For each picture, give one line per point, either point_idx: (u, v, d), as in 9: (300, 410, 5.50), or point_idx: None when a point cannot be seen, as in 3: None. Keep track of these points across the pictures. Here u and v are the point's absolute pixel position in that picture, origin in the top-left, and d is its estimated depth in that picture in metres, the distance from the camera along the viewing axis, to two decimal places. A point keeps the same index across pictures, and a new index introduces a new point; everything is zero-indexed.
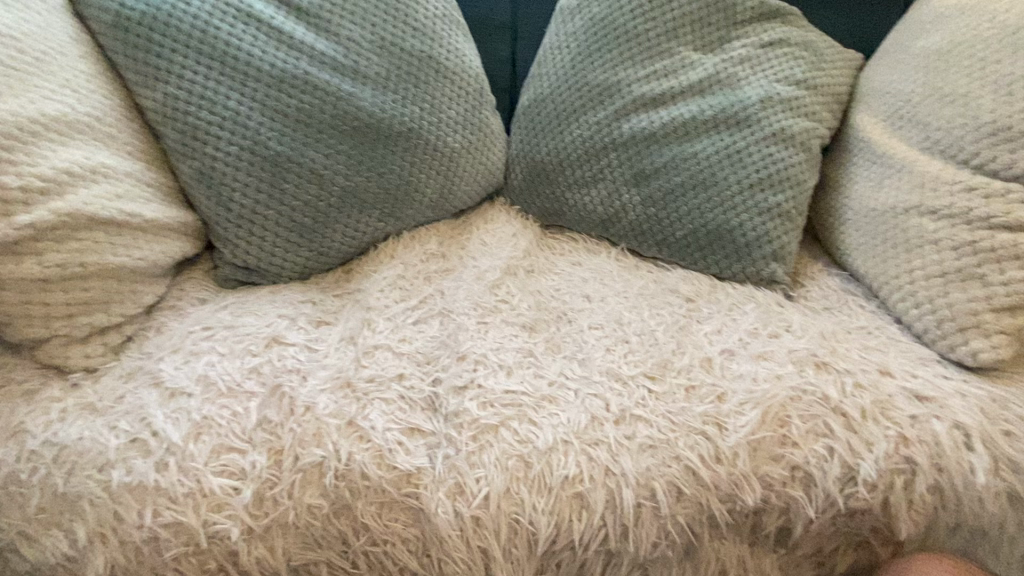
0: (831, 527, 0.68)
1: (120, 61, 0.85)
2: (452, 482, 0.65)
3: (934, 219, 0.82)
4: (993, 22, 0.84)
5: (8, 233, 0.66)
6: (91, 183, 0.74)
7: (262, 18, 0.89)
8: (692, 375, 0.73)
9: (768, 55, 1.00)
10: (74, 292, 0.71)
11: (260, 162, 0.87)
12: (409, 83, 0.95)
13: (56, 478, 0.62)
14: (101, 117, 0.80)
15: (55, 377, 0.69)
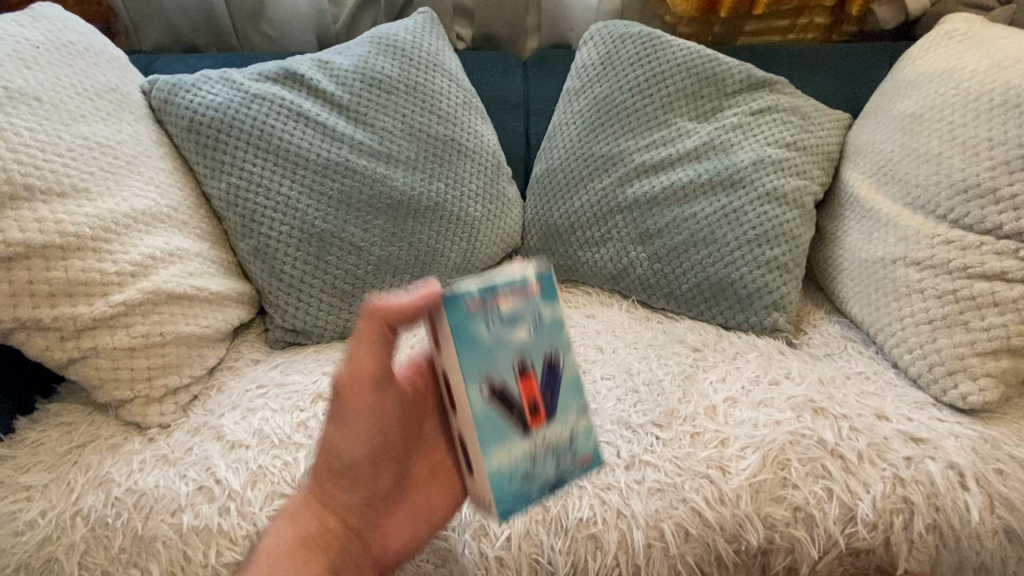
0: (838, 566, 0.73)
1: (193, 158, 1.01)
2: (477, 524, 0.71)
3: (918, 269, 0.88)
4: (958, 89, 0.93)
5: (106, 310, 0.79)
6: (169, 264, 0.88)
7: (309, 116, 1.04)
8: (697, 422, 0.79)
9: (759, 121, 1.09)
10: (154, 357, 0.83)
11: (307, 238, 1.00)
12: (435, 163, 1.08)
13: (136, 521, 0.71)
14: (177, 208, 0.95)
15: (134, 432, 0.80)
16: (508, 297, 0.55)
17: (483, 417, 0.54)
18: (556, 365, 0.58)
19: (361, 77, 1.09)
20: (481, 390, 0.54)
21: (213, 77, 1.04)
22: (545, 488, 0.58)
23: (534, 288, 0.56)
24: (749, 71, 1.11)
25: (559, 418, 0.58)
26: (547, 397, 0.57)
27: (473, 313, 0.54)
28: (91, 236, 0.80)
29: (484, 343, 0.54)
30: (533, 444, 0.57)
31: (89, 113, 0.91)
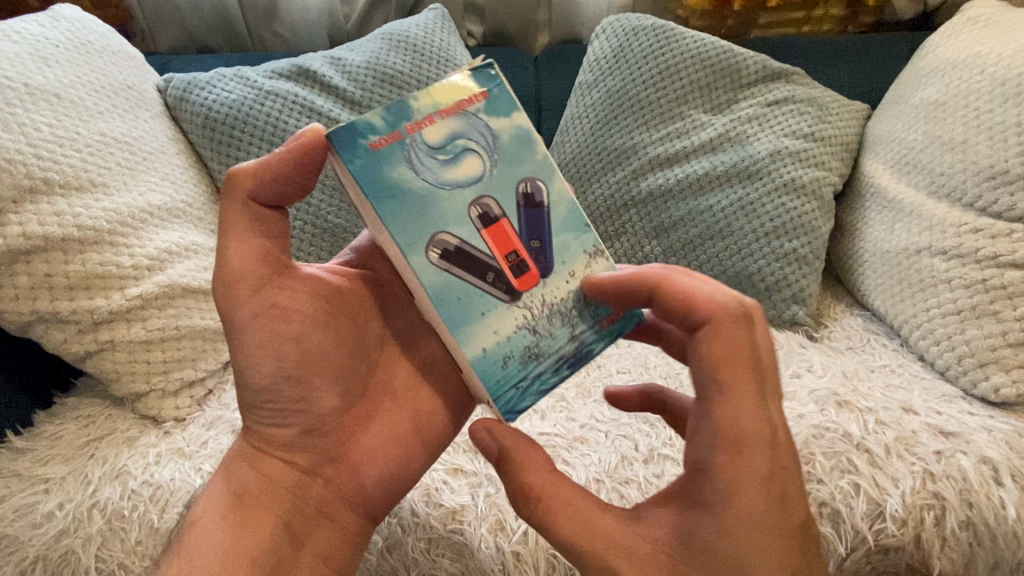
0: (866, 564, 0.70)
1: (208, 154, 1.02)
2: (494, 518, 0.71)
3: (945, 259, 0.86)
4: (983, 75, 0.91)
5: (123, 303, 0.80)
6: (185, 258, 0.88)
7: (321, 111, 1.04)
8: None
9: (776, 112, 1.07)
10: (170, 351, 0.83)
11: (321, 233, 1.00)
12: None
13: (151, 514, 0.71)
14: (192, 203, 0.96)
15: (151, 426, 0.81)
16: (434, 122, 0.52)
17: (443, 290, 0.51)
18: (537, 198, 0.54)
19: (372, 72, 1.09)
20: (431, 250, 0.51)
21: (227, 74, 1.05)
22: (561, 365, 0.53)
23: (472, 102, 0.54)
24: (765, 62, 1.10)
25: (557, 276, 0.53)
26: (529, 248, 0.53)
27: (387, 146, 0.51)
28: (107, 230, 0.81)
29: (410, 187, 0.51)
30: (526, 306, 0.53)
31: (106, 110, 0.91)
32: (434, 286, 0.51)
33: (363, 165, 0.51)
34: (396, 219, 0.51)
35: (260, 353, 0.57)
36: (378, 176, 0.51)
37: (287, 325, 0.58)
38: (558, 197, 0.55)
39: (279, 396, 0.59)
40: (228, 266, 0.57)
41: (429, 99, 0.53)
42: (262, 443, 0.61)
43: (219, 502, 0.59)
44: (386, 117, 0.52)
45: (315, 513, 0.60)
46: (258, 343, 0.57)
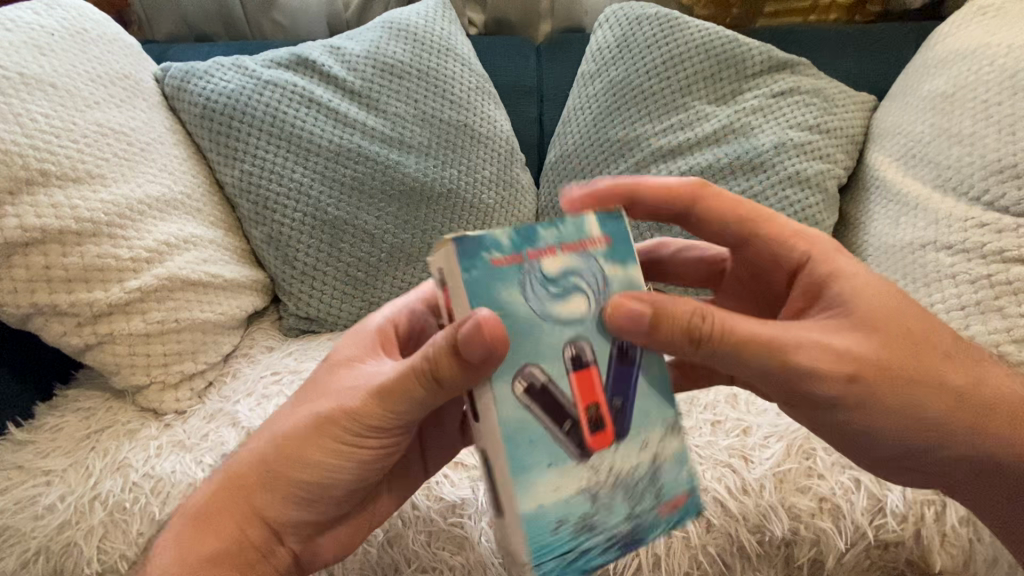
0: (865, 559, 0.69)
1: (206, 145, 1.01)
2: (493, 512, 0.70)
3: (950, 253, 0.84)
4: (992, 66, 0.90)
5: (122, 296, 0.79)
6: (183, 251, 0.87)
7: (321, 102, 1.03)
8: (717, 410, 0.77)
9: (781, 103, 1.05)
10: (170, 343, 0.83)
11: (320, 226, 1.00)
12: (448, 150, 1.07)
13: (154, 506, 0.71)
14: (190, 194, 0.95)
15: (151, 418, 0.81)
16: (555, 255, 0.46)
17: (517, 427, 0.44)
18: (631, 355, 0.48)
19: (372, 62, 1.08)
20: (517, 383, 0.44)
21: (225, 63, 1.03)
22: (610, 544, 0.46)
23: (598, 245, 0.48)
24: (770, 52, 1.08)
25: (631, 445, 0.47)
26: (610, 408, 0.46)
27: (501, 268, 0.45)
28: (106, 222, 0.80)
29: (514, 311, 0.45)
30: (594, 470, 0.46)
31: (103, 100, 0.90)
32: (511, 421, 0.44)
33: (476, 276, 0.44)
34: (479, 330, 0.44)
35: (339, 453, 0.53)
36: (485, 290, 0.44)
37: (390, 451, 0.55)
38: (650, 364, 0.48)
39: (323, 490, 0.54)
40: (364, 401, 0.51)
41: (556, 229, 0.47)
42: (265, 509, 0.54)
43: (197, 551, 0.53)
44: (513, 237, 0.46)
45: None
46: (324, 446, 0.53)
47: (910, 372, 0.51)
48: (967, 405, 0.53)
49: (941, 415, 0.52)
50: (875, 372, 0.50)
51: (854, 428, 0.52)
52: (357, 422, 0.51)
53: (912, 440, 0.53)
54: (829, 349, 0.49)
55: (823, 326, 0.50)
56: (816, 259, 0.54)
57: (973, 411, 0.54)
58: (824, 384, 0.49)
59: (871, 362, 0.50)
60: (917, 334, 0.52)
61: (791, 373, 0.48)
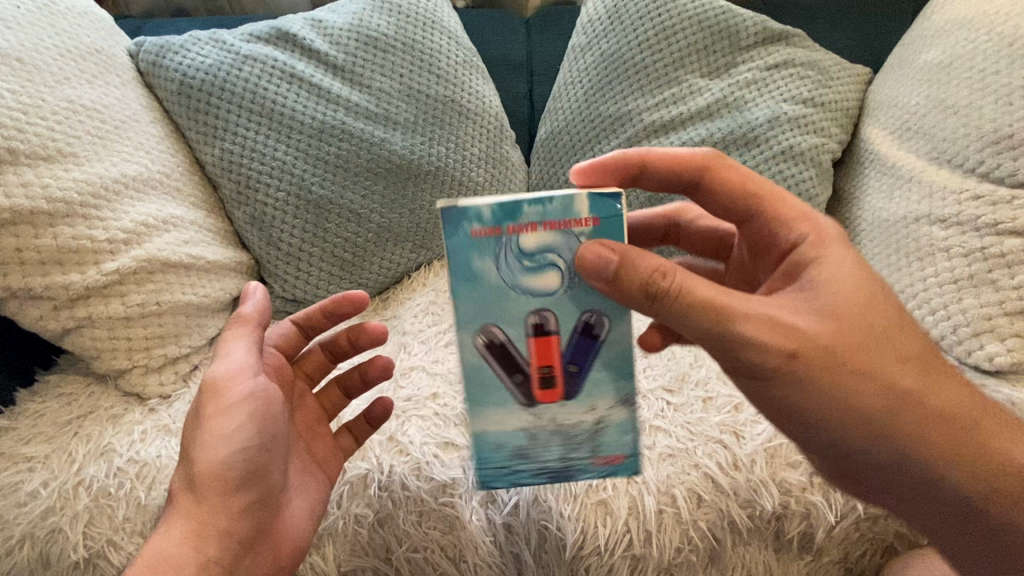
0: (855, 532, 0.69)
1: (184, 123, 0.97)
2: (484, 491, 0.70)
3: (944, 227, 0.83)
4: (989, 34, 0.88)
5: (99, 279, 0.77)
6: (162, 232, 0.85)
7: (302, 77, 1.00)
8: (709, 386, 0.76)
9: (776, 76, 1.03)
10: (151, 326, 0.81)
11: (304, 206, 0.97)
12: (435, 126, 1.04)
13: (139, 490, 0.70)
14: (169, 174, 0.92)
15: (135, 403, 0.79)
16: (536, 231, 0.51)
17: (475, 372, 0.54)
18: (595, 331, 0.54)
19: (355, 35, 1.04)
20: (477, 337, 0.53)
21: (202, 37, 0.99)
22: (541, 473, 0.56)
23: (588, 232, 0.52)
24: (765, 24, 1.05)
25: (576, 407, 0.55)
26: (565, 373, 0.54)
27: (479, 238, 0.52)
28: (79, 202, 0.78)
29: (486, 280, 0.52)
30: (537, 414, 0.55)
31: (73, 76, 0.86)
32: (469, 366, 0.54)
33: (459, 246, 0.52)
34: (461, 308, 0.53)
35: (226, 438, 0.57)
36: (465, 261, 0.52)
37: (269, 406, 0.60)
38: (615, 339, 0.54)
39: (232, 476, 0.58)
40: (230, 375, 0.60)
41: (540, 206, 0.51)
42: (197, 527, 0.57)
43: None
44: (496, 212, 0.51)
45: (258, 573, 0.60)
46: (211, 427, 0.58)
47: (853, 362, 0.50)
48: (914, 407, 0.52)
49: (903, 401, 0.52)
50: (813, 354, 0.49)
51: (791, 402, 0.51)
52: (224, 390, 0.59)
53: (847, 435, 0.51)
54: (767, 324, 0.49)
55: (780, 307, 0.51)
56: (808, 243, 0.55)
57: (923, 421, 0.52)
58: (748, 357, 0.49)
59: (827, 340, 0.50)
60: (905, 348, 0.53)
61: (730, 336, 0.49)
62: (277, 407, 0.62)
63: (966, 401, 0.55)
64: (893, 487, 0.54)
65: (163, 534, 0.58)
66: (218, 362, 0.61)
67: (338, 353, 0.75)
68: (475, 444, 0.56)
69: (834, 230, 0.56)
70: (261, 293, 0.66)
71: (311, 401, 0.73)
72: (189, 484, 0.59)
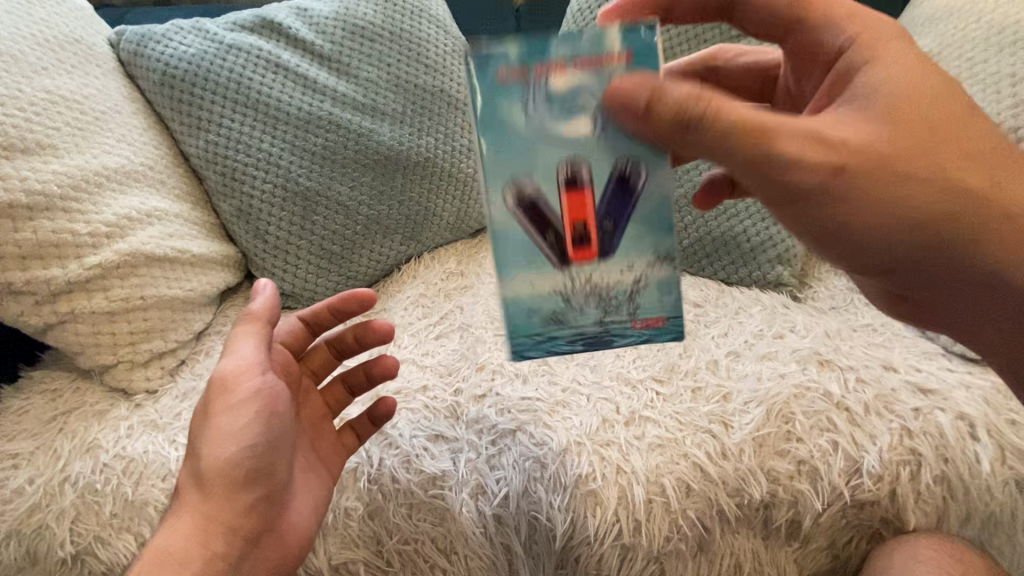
0: (841, 519, 0.70)
1: (168, 114, 0.96)
2: (474, 483, 0.70)
3: None
4: (979, 22, 0.88)
5: (81, 273, 0.76)
6: (146, 225, 0.84)
7: (288, 67, 0.98)
8: (698, 376, 0.76)
9: None
10: (136, 322, 0.80)
11: (291, 197, 0.96)
12: (424, 116, 1.03)
13: (126, 486, 0.69)
14: (153, 166, 0.90)
15: (121, 398, 0.78)
16: (566, 73, 0.49)
17: (507, 228, 0.51)
18: (631, 181, 0.51)
19: (341, 24, 1.03)
20: (508, 192, 0.50)
21: (184, 26, 0.97)
22: (577, 339, 0.54)
23: (619, 70, 0.49)
24: None
25: (614, 263, 0.52)
26: (599, 227, 0.51)
27: (508, 82, 0.49)
28: (59, 195, 0.76)
29: (517, 130, 0.50)
30: (571, 277, 0.52)
31: (52, 66, 0.84)
32: (496, 223, 0.51)
33: (486, 92, 0.49)
34: (491, 152, 0.50)
35: (233, 435, 0.60)
36: (491, 109, 0.49)
37: (275, 404, 0.63)
38: (654, 187, 0.51)
39: (239, 471, 0.60)
40: (236, 376, 0.62)
41: (571, 45, 0.49)
42: (202, 523, 0.60)
43: None
44: (524, 50, 0.49)
45: (264, 565, 0.63)
46: (219, 426, 0.60)
47: (904, 165, 0.49)
48: (961, 216, 0.51)
49: (962, 202, 0.50)
50: (866, 165, 0.48)
51: (845, 219, 0.50)
52: (232, 391, 0.61)
53: (897, 242, 0.51)
54: (813, 139, 0.47)
55: (830, 123, 0.48)
56: (855, 47, 0.53)
57: (972, 228, 0.51)
58: (800, 177, 0.47)
59: (877, 150, 0.48)
60: (952, 118, 0.51)
61: (778, 156, 0.46)
62: (283, 404, 0.64)
63: (1020, 190, 0.52)
64: (936, 282, 0.55)
65: (170, 528, 0.61)
66: (227, 358, 0.64)
67: (345, 350, 0.76)
68: (508, 310, 0.53)
69: (885, 31, 0.54)
70: (271, 290, 0.69)
71: (317, 398, 0.74)
72: (196, 480, 0.61)
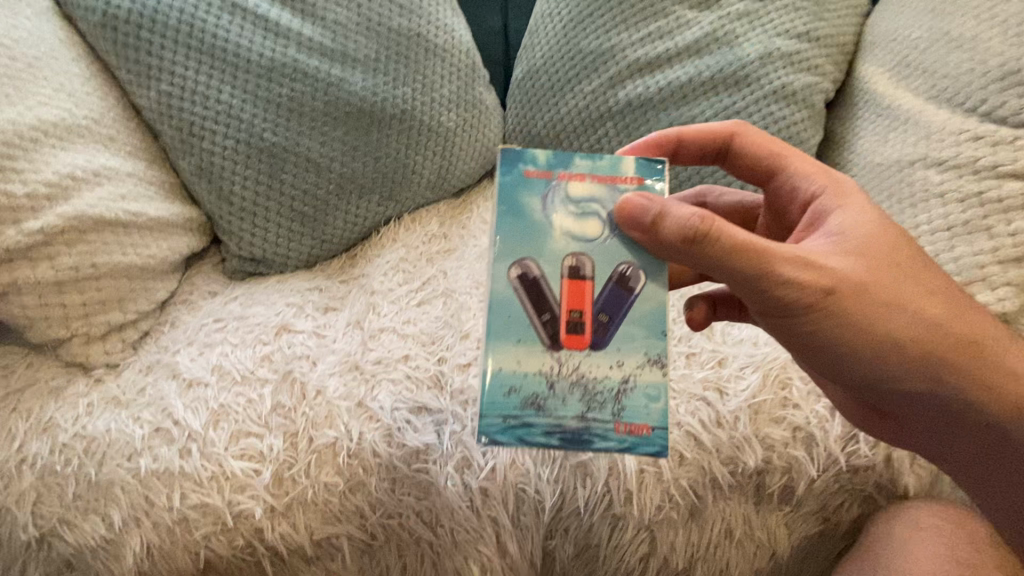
0: (835, 484, 0.68)
1: (114, 61, 0.86)
2: (460, 456, 0.67)
3: (940, 170, 0.79)
4: None
5: (20, 240, 0.69)
6: (93, 186, 0.76)
7: (246, 6, 0.88)
8: (692, 342, 0.73)
9: (768, 8, 0.96)
10: (88, 292, 0.74)
11: (256, 154, 0.88)
12: (400, 63, 0.95)
13: (88, 467, 0.65)
14: (99, 120, 0.82)
15: (78, 374, 0.73)
16: (584, 181, 0.57)
17: (505, 299, 0.55)
18: (630, 285, 0.56)
19: None
20: (512, 267, 0.55)
21: None
22: (554, 432, 0.54)
23: (630, 185, 0.58)
24: None
25: (603, 356, 0.55)
26: (593, 318, 0.55)
27: (534, 179, 0.57)
28: None
29: (532, 217, 0.57)
30: (559, 361, 0.54)
31: None
32: (500, 295, 0.55)
33: (513, 183, 0.57)
34: (514, 235, 0.56)
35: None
36: (514, 195, 0.57)
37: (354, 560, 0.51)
38: (651, 294, 0.56)
39: None
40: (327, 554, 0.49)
41: (590, 163, 0.58)
42: None
43: None
44: (552, 158, 0.58)
45: None
46: None
47: (881, 292, 0.55)
48: (932, 337, 0.57)
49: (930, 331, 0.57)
50: (848, 292, 0.54)
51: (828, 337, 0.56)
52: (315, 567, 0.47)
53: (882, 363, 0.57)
54: (798, 262, 0.53)
55: (814, 251, 0.56)
56: (828, 193, 0.60)
57: (942, 343, 0.57)
58: (789, 294, 0.53)
59: (857, 282, 0.55)
60: (916, 261, 0.58)
61: (767, 278, 0.53)
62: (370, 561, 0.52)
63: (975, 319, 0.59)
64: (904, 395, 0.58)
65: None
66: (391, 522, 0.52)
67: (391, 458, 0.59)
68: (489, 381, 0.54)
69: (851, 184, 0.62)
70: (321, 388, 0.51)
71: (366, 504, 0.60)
72: None
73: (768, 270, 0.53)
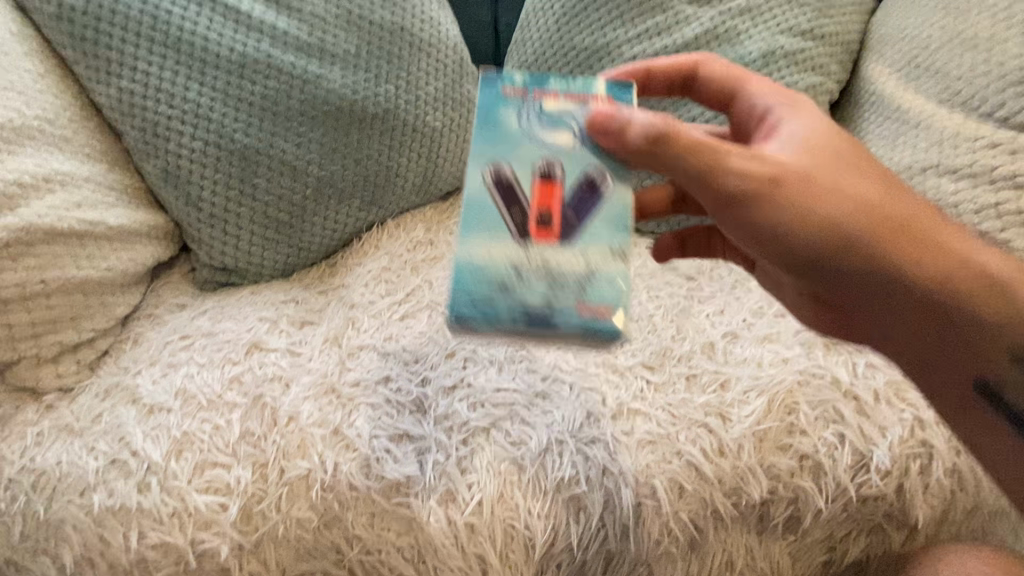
0: (843, 514, 0.64)
1: (70, 55, 0.79)
2: (444, 488, 0.62)
3: (954, 179, 0.75)
4: None
5: None
6: (44, 193, 0.70)
7: None
8: (693, 362, 0.69)
9: (771, 3, 0.91)
10: (38, 310, 0.68)
11: (227, 156, 0.82)
12: (382, 60, 0.89)
13: (38, 504, 0.60)
14: (53, 120, 0.75)
15: (29, 399, 0.68)
16: (558, 100, 0.54)
17: (476, 197, 0.50)
18: (598, 187, 0.51)
19: None
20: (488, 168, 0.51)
21: None
22: (518, 313, 0.47)
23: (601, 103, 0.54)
24: None
25: (570, 254, 0.49)
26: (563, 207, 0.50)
27: (509, 96, 0.53)
28: None
29: (509, 130, 0.52)
30: (526, 256, 0.49)
31: None
32: (472, 193, 0.50)
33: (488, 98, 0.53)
34: (476, 139, 0.52)
35: None
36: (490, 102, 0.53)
37: None
38: (617, 196, 0.51)
39: None
40: None
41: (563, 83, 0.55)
42: None
43: None
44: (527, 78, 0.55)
45: None
46: None
47: (827, 174, 0.51)
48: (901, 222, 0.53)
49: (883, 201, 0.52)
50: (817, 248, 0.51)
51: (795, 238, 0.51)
52: None
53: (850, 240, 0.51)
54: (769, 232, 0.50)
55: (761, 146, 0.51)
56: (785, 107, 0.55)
57: (917, 235, 0.53)
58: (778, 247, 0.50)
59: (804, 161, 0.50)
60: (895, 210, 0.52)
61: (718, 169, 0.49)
62: None
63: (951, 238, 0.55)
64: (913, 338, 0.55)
65: None
66: None
67: None
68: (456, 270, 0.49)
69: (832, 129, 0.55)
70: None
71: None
72: None
73: (734, 172, 0.49)
